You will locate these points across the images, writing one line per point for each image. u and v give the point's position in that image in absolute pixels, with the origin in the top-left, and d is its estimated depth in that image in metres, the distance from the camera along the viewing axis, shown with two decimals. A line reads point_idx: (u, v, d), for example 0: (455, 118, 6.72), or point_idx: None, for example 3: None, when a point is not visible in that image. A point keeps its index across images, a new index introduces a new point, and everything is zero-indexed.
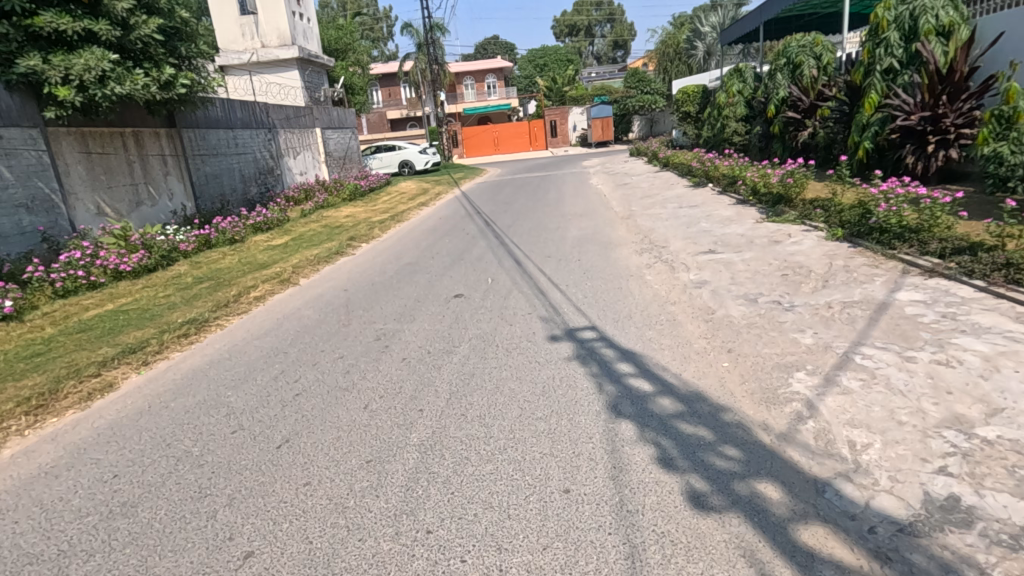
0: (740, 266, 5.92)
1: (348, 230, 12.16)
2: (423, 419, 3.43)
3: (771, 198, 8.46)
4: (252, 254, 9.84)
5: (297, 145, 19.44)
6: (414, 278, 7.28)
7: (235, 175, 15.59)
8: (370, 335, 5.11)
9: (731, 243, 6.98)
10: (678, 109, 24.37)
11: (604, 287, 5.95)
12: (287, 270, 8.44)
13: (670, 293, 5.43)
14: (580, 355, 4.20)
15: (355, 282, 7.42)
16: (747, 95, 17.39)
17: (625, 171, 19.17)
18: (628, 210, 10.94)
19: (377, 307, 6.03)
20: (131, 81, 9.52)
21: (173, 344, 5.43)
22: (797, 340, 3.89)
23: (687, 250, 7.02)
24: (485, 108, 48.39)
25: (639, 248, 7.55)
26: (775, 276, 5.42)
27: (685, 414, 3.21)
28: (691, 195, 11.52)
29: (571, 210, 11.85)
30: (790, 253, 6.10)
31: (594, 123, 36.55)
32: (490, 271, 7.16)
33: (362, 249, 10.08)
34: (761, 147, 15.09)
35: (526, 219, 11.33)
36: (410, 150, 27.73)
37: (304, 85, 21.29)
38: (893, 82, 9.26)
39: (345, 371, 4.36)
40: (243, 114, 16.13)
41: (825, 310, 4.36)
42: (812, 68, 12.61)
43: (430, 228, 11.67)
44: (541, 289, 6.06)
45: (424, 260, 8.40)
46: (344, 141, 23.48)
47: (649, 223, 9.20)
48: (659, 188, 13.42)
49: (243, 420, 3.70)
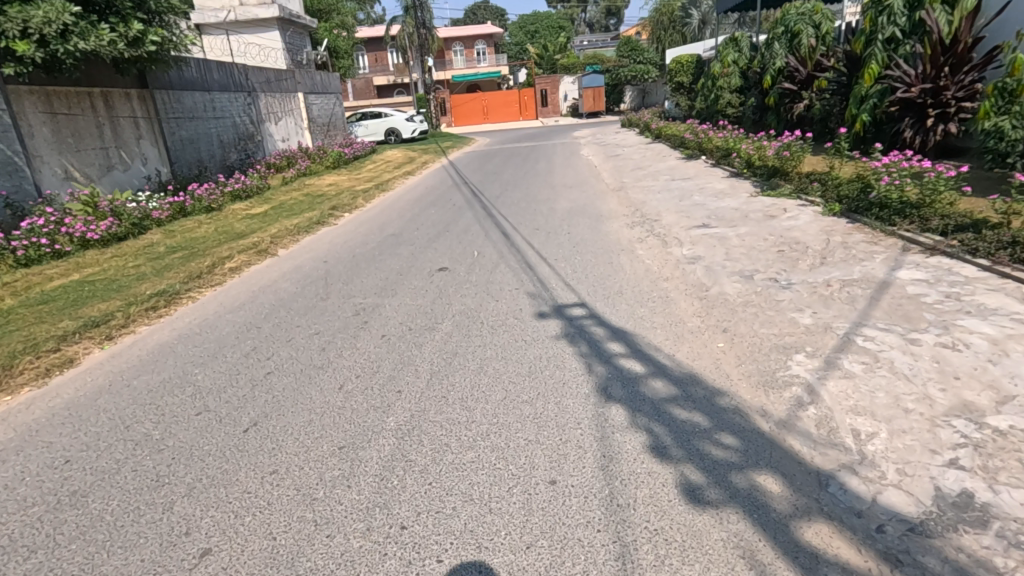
0: (734, 241, 5.73)
1: (330, 199, 11.77)
2: (401, 402, 3.23)
3: (766, 171, 8.24)
4: (230, 222, 9.47)
5: (279, 110, 18.76)
6: (398, 249, 7.00)
7: (213, 140, 14.98)
8: (349, 310, 4.86)
9: (725, 217, 6.78)
10: (672, 79, 23.80)
11: (594, 261, 5.74)
12: (266, 239, 8.11)
13: (662, 268, 5.23)
14: (568, 333, 3.99)
15: (336, 253, 7.13)
16: (742, 66, 16.97)
17: (617, 142, 18.80)
18: (619, 182, 10.67)
19: (358, 280, 5.77)
20: (95, 36, 8.99)
21: (140, 317, 5.14)
22: (795, 320, 3.72)
23: (680, 224, 6.80)
24: (474, 76, 47.27)
25: (630, 222, 7.32)
26: (771, 252, 5.23)
27: (679, 398, 3.03)
28: (683, 167, 11.26)
29: (561, 182, 11.55)
30: (786, 228, 5.90)
31: (585, 92, 35.55)
32: (476, 244, 6.91)
33: (345, 219, 9.74)
34: (756, 119, 14.92)
35: (515, 190, 11.02)
36: (396, 117, 26.98)
37: (285, 46, 20.46)
38: (894, 52, 8.96)
39: (321, 348, 4.12)
40: (219, 76, 15.43)
41: (823, 288, 4.18)
42: (811, 38, 12.23)
43: (415, 198, 11.32)
44: (530, 263, 5.83)
45: (408, 231, 8.10)
46: (328, 107, 22.74)
47: (641, 196, 8.96)
48: (650, 159, 13.13)
49: (209, 401, 3.46)
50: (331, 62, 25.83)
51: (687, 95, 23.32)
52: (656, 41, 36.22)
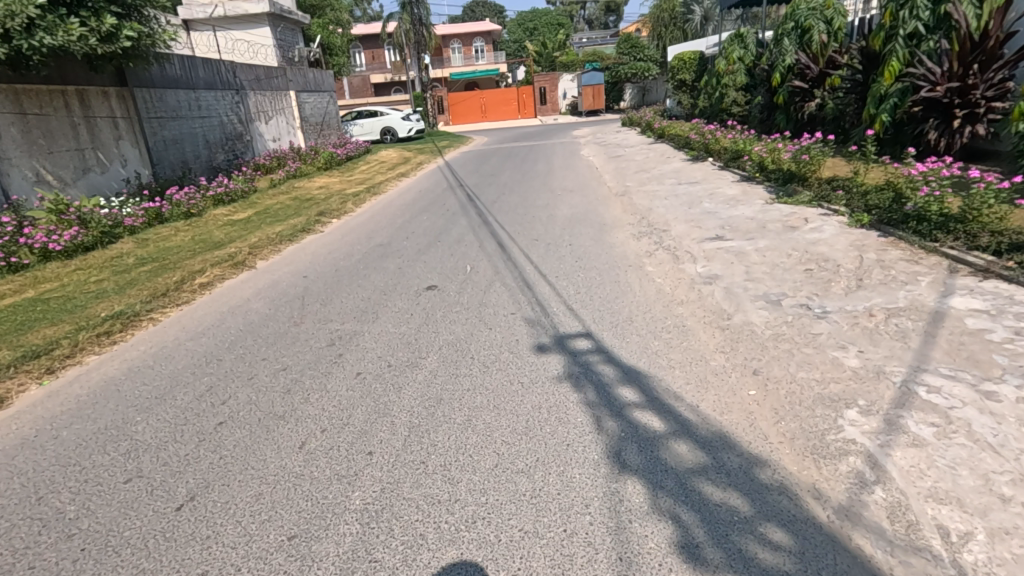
0: (754, 257, 5.17)
1: (318, 203, 11.19)
2: (371, 470, 2.67)
3: (781, 176, 7.68)
4: (209, 230, 8.90)
5: (269, 109, 18.16)
6: (384, 263, 6.43)
7: (198, 140, 14.40)
8: (324, 340, 4.30)
9: (740, 228, 6.23)
10: (674, 76, 23.13)
11: (598, 279, 5.18)
12: (244, 249, 7.54)
13: (675, 290, 4.68)
14: (572, 374, 3.44)
15: (318, 267, 6.56)
16: (748, 63, 16.35)
17: (618, 142, 18.20)
18: (623, 186, 10.11)
19: (337, 300, 5.20)
20: (64, 31, 8.44)
21: (90, 345, 4.58)
22: (839, 362, 3.17)
23: (691, 235, 6.24)
24: (472, 74, 46.61)
25: (636, 232, 6.76)
26: (797, 271, 4.68)
27: (709, 469, 2.48)
28: (690, 169, 10.71)
29: (561, 185, 10.98)
30: (811, 242, 5.35)
31: (585, 90, 34.96)
32: (470, 257, 6.34)
33: (332, 226, 9.17)
34: (763, 118, 14.35)
35: (513, 195, 10.44)
36: (392, 116, 26.36)
37: (276, 43, 19.85)
38: (916, 49, 8.37)
39: (286, 389, 3.57)
40: (205, 73, 14.84)
41: (866, 319, 3.63)
42: (822, 34, 11.62)
43: (407, 202, 10.74)
44: (528, 282, 5.27)
45: (397, 240, 7.53)
46: (322, 105, 22.13)
47: (647, 202, 8.40)
48: (654, 161, 12.58)
49: (143, 462, 2.90)
50: (324, 58, 25.19)
51: (689, 93, 22.73)
52: (657, 37, 35.57)
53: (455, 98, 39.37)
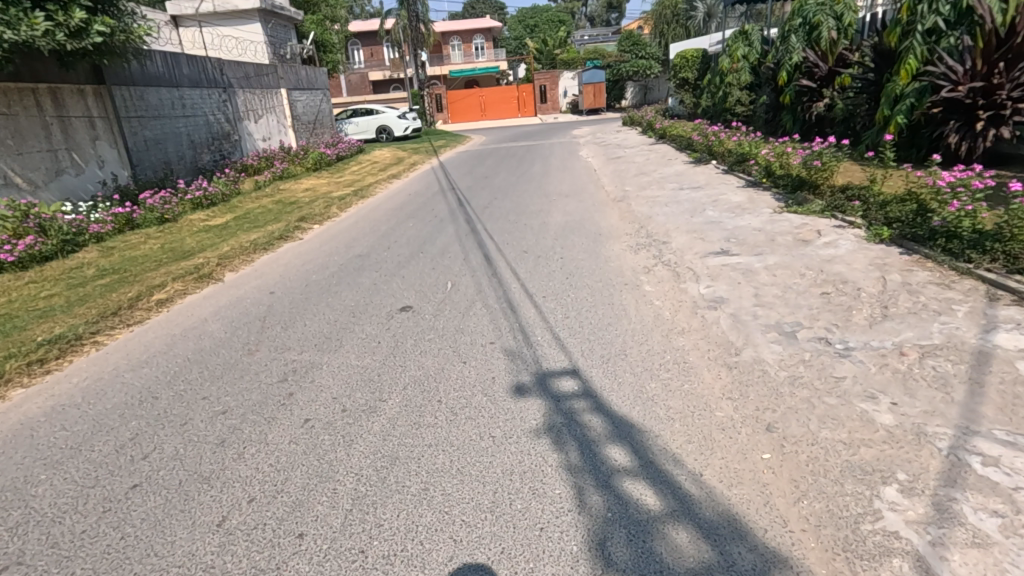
0: (763, 277, 4.66)
1: (302, 207, 10.69)
2: (299, 561, 2.17)
3: (790, 182, 7.17)
4: (181, 236, 8.41)
5: (259, 107, 17.66)
6: (360, 278, 5.93)
7: (182, 140, 13.91)
8: (277, 374, 3.80)
9: (747, 240, 5.72)
10: (676, 75, 22.56)
11: (590, 301, 4.67)
12: (213, 260, 7.03)
13: (675, 316, 4.17)
14: (553, 426, 2.93)
15: (288, 282, 6.06)
16: (752, 61, 15.82)
17: (618, 142, 17.65)
18: (621, 191, 9.59)
19: (299, 324, 4.70)
20: (27, 26, 7.96)
21: (17, 376, 4.08)
22: (869, 418, 2.66)
23: (694, 249, 5.74)
24: (472, 71, 45.99)
25: (634, 244, 6.25)
26: (812, 294, 4.17)
27: (714, 571, 1.97)
28: (691, 173, 10.19)
29: (556, 189, 10.47)
30: (826, 259, 4.84)
31: (586, 88, 34.35)
32: (452, 271, 5.83)
33: (312, 233, 8.67)
34: (768, 119, 13.83)
35: (506, 199, 9.94)
36: (388, 114, 25.84)
37: (268, 39, 19.35)
38: (935, 46, 7.86)
39: (221, 440, 3.06)
40: (190, 70, 14.35)
41: (897, 360, 3.12)
42: (832, 30, 11.10)
43: (394, 207, 10.25)
44: (512, 303, 4.76)
45: (377, 251, 7.03)
46: (315, 103, 21.62)
47: (647, 209, 7.89)
48: (655, 163, 12.06)
49: (30, 542, 2.40)
50: (318, 55, 24.67)
51: (691, 92, 22.15)
52: (658, 35, 34.95)
53: (454, 96, 38.83)
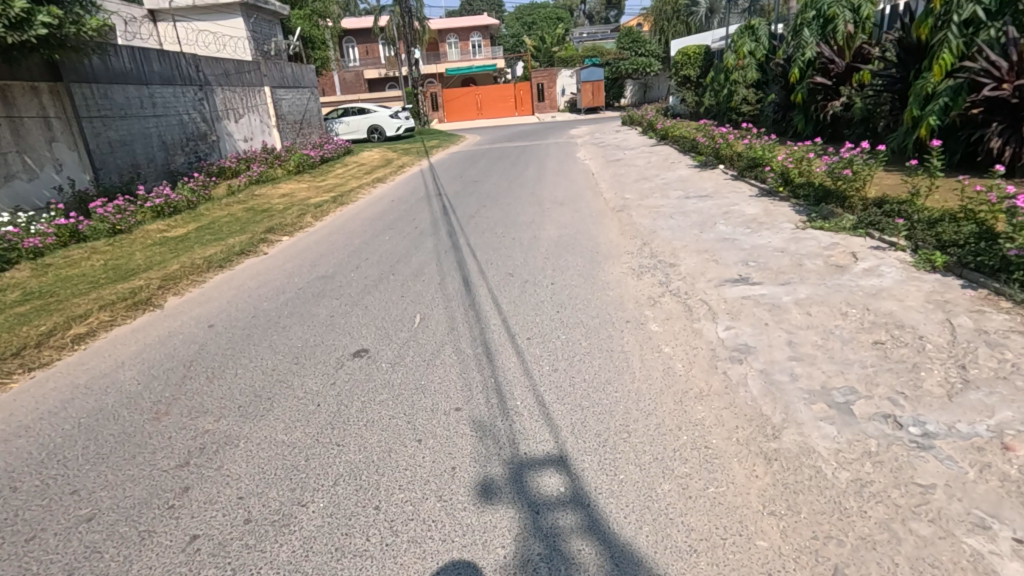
0: (795, 316, 3.83)
1: (274, 215, 9.83)
2: None
3: (814, 193, 6.36)
4: (131, 251, 7.54)
5: (239, 106, 16.81)
6: (316, 307, 5.07)
7: (153, 141, 13.06)
8: (178, 454, 2.94)
9: (770, 264, 4.88)
10: (677, 73, 21.65)
11: (584, 345, 3.82)
12: (156, 280, 6.16)
13: (690, 372, 3.33)
14: (528, 563, 2.08)
15: (233, 311, 5.20)
16: (759, 58, 14.97)
17: (617, 143, 16.79)
18: (621, 199, 8.74)
19: (229, 375, 3.84)
20: None
21: None
22: (986, 568, 1.83)
23: (707, 274, 4.89)
24: (469, 69, 45.03)
25: (636, 266, 5.41)
26: (863, 344, 3.33)
27: None
28: (697, 179, 9.35)
29: (550, 196, 9.62)
30: (870, 293, 4.01)
31: (585, 87, 33.40)
32: (424, 301, 4.97)
33: (277, 247, 7.81)
34: (777, 119, 12.99)
35: (495, 208, 9.08)
36: (380, 113, 24.94)
37: (250, 35, 18.48)
38: (973, 39, 7.01)
39: (70, 571, 2.21)
40: (161, 67, 13.48)
41: (1001, 458, 2.29)
42: (848, 23, 10.29)
43: (374, 215, 9.39)
44: (490, 347, 3.90)
45: (343, 272, 6.16)
46: (301, 102, 20.74)
47: (650, 222, 7.04)
48: (657, 167, 11.21)
49: None
50: (307, 51, 23.80)
51: (694, 90, 21.24)
52: (658, 32, 34.05)
53: (450, 94, 37.92)
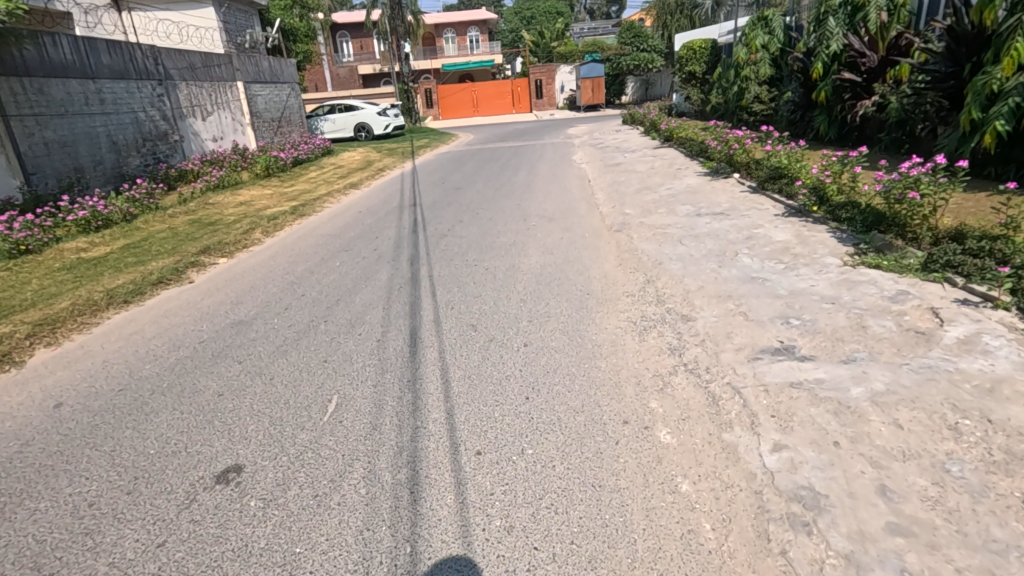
0: (877, 429, 2.54)
1: (219, 228, 8.53)
2: None
3: (862, 217, 5.11)
4: (25, 279, 6.23)
5: (207, 103, 15.51)
6: (206, 378, 3.76)
7: (101, 142, 11.76)
8: None
9: (820, 325, 3.59)
10: (682, 69, 20.35)
11: (557, 472, 2.53)
12: (29, 327, 4.86)
13: (727, 550, 2.05)
14: None
15: (100, 379, 3.89)
16: (773, 53, 13.65)
17: (616, 144, 15.49)
18: (620, 215, 7.45)
19: (21, 514, 2.54)
20: None
21: None
22: None
23: (734, 337, 3.60)
24: (466, 65, 43.65)
25: (637, 318, 4.12)
26: (1008, 504, 2.05)
27: None
28: (708, 190, 8.06)
29: (538, 209, 8.33)
30: (982, 388, 2.72)
31: (585, 83, 31.99)
32: (349, 371, 3.67)
33: (206, 274, 6.50)
34: (794, 120, 11.69)
35: (473, 223, 7.78)
36: (367, 110, 23.60)
37: (222, 26, 17.18)
38: None
39: None
40: (112, 58, 12.18)
41: None
42: (882, 10, 8.96)
43: (332, 231, 8.07)
44: (417, 472, 2.61)
45: (266, 316, 4.86)
46: (280, 99, 19.43)
47: (653, 249, 5.74)
48: (661, 174, 9.92)
49: None
50: (289, 45, 22.51)
51: (700, 87, 19.89)
52: (661, 27, 32.62)
53: (444, 91, 36.54)
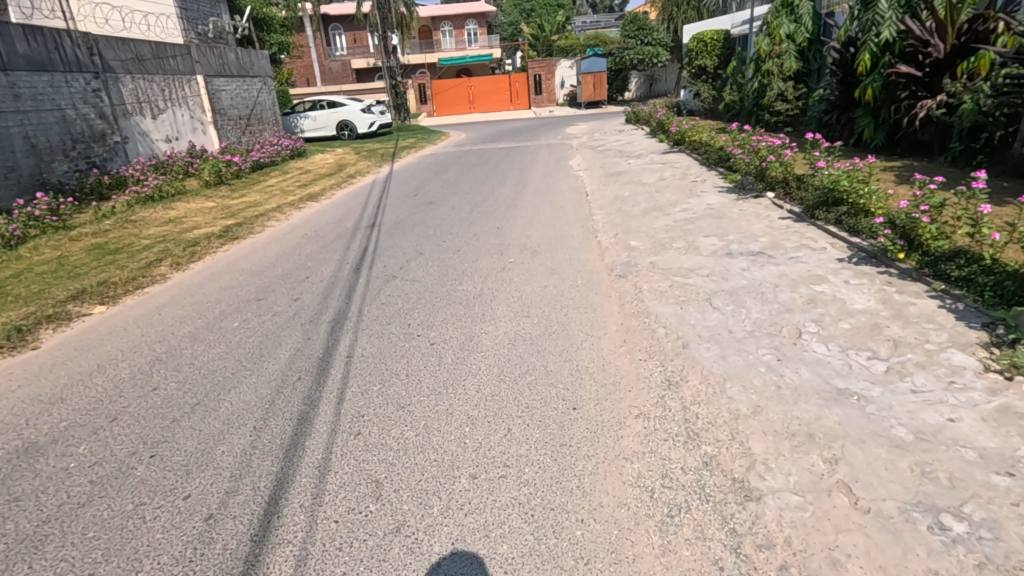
0: None
1: (117, 258, 6.76)
2: None
3: (1003, 285, 3.39)
4: None
5: (157, 99, 13.76)
6: None
7: (15, 145, 9.98)
8: None
9: (1017, 548, 1.86)
10: (691, 63, 18.46)
11: None
12: None
13: None
14: None
15: None
16: (800, 44, 11.86)
17: (619, 147, 13.75)
18: (624, 249, 5.72)
19: None
20: None
21: None
22: None
23: (849, 568, 1.88)
24: (463, 59, 41.88)
25: (658, 484, 2.40)
26: None
27: None
28: (736, 215, 6.33)
29: (519, 236, 6.61)
30: None
31: (585, 78, 30.07)
32: None
33: (60, 335, 4.75)
34: (829, 122, 9.99)
35: (434, 258, 6.04)
36: (350, 107, 21.82)
37: (180, 12, 15.40)
38: None
39: None
40: (30, 47, 10.42)
41: None
42: None
43: (256, 266, 6.32)
44: None
45: (75, 436, 3.12)
46: (249, 94, 17.69)
47: (672, 316, 4.01)
48: (674, 189, 8.19)
49: None
50: (263, 35, 20.77)
51: (711, 83, 18.05)
52: (666, 18, 30.66)
53: (439, 87, 34.79)
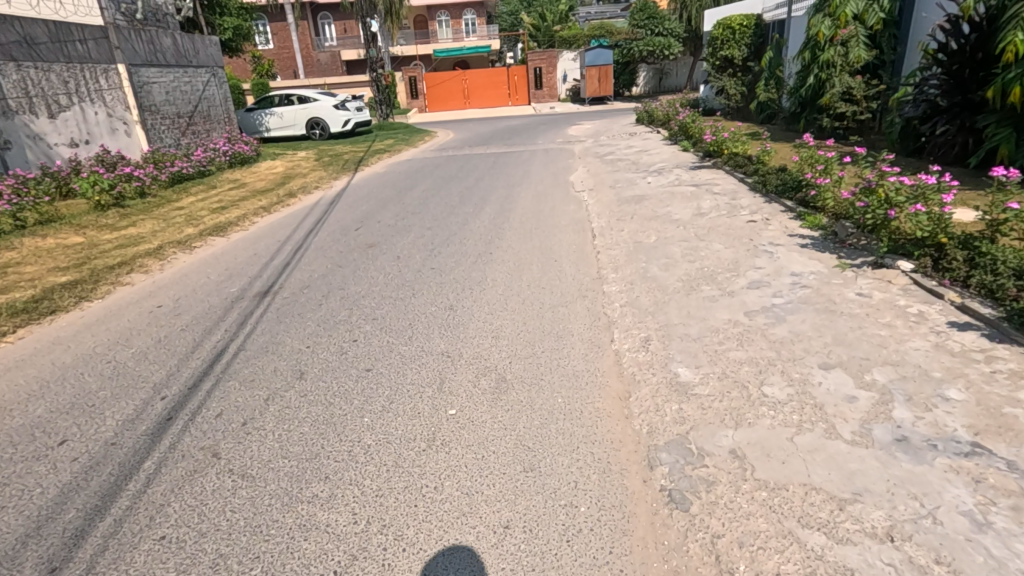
0: None
1: None
2: None
3: None
4: None
5: (57, 93, 11.02)
6: None
7: None
8: None
9: None
10: (714, 54, 15.63)
11: None
12: None
13: None
14: None
15: None
16: (873, 27, 9.06)
17: (633, 157, 11.00)
18: (669, 393, 3.00)
19: None
20: None
21: None
22: None
23: None
24: (459, 51, 39.06)
25: None
26: None
27: None
28: (858, 310, 3.59)
29: (480, 339, 3.83)
30: None
31: (586, 72, 27.32)
32: None
33: None
34: (929, 133, 7.22)
35: (316, 396, 3.28)
36: (321, 103, 19.02)
37: None
38: None
39: None
40: None
41: None
42: None
43: (7, 397, 3.54)
44: None
45: None
46: (192, 88, 14.95)
47: None
48: (725, 236, 5.44)
49: None
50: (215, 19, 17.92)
51: (740, 77, 15.30)
52: (679, 7, 27.66)
53: (432, 79, 31.93)
